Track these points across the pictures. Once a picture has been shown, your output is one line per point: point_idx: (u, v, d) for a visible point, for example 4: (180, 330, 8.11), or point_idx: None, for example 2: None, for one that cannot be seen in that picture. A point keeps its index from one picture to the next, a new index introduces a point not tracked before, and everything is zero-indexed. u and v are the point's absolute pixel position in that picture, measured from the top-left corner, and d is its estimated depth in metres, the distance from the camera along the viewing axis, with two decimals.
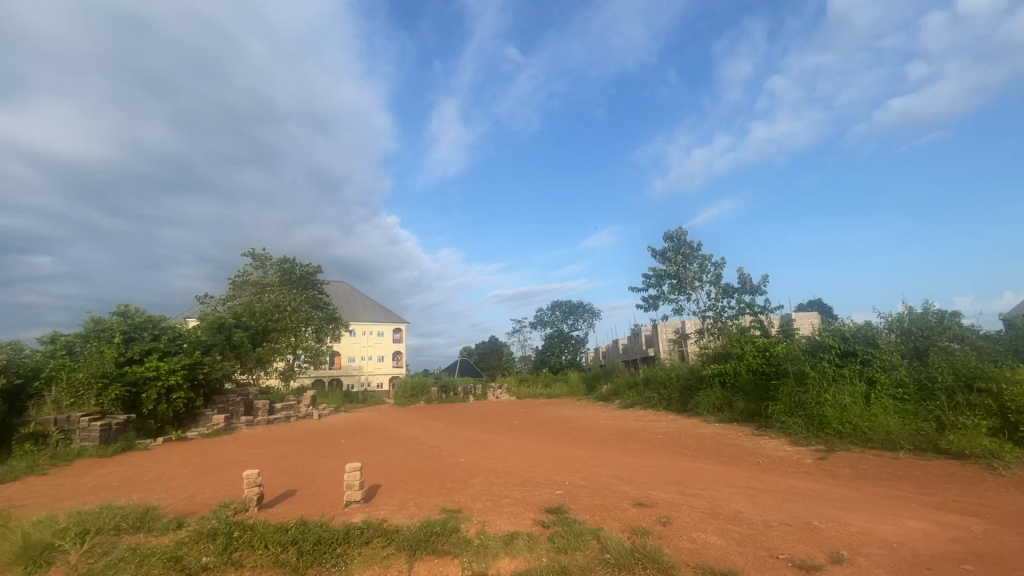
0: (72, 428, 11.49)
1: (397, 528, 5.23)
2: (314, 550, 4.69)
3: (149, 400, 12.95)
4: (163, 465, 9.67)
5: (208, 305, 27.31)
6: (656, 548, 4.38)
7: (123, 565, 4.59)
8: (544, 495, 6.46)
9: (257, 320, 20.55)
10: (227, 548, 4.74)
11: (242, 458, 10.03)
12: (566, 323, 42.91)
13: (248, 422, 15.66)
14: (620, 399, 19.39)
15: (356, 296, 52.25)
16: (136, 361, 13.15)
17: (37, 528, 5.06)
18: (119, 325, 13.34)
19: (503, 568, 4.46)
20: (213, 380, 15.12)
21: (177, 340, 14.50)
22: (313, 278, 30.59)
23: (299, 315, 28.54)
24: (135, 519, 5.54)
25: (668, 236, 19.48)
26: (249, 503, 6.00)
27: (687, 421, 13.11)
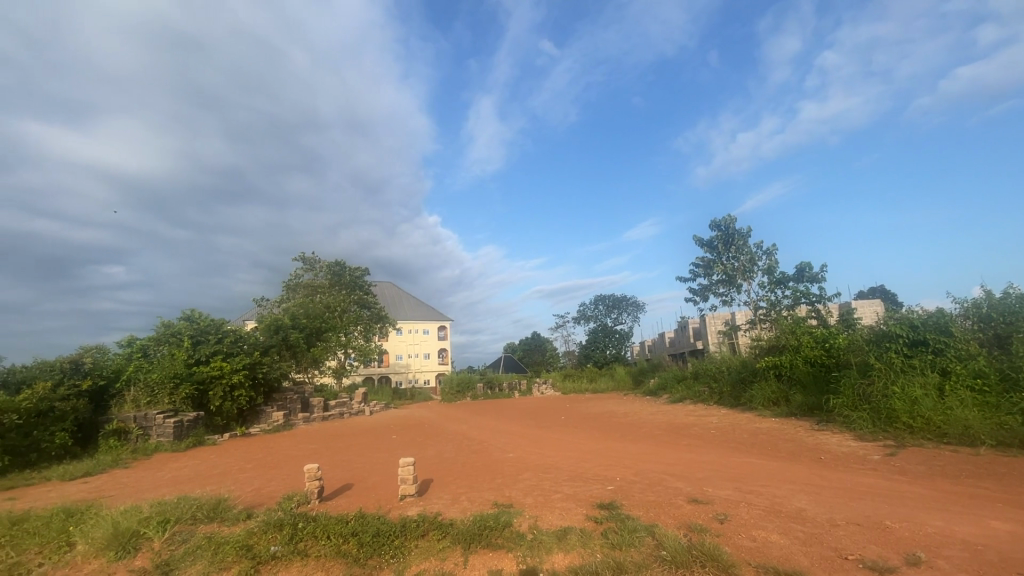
0: (149, 424, 12.38)
1: (451, 521, 5.33)
2: (373, 541, 4.86)
3: (215, 398, 13.76)
4: (230, 459, 10.27)
5: (264, 308, 28.70)
6: (714, 546, 4.26)
7: (202, 553, 4.93)
8: (596, 490, 6.42)
9: (311, 322, 21.41)
10: (293, 538, 4.98)
11: (302, 453, 10.52)
12: (610, 317, 42.33)
13: (305, 419, 16.37)
14: (668, 392, 18.97)
15: (402, 295, 53.51)
16: (203, 362, 13.98)
17: (124, 516, 5.49)
18: (187, 330, 14.23)
19: (557, 563, 4.47)
20: (273, 378, 15.85)
21: (238, 341, 15.29)
22: (362, 280, 31.55)
23: (348, 315, 29.52)
24: (209, 509, 5.91)
25: (716, 225, 18.80)
26: (310, 496, 6.28)
27: (740, 416, 12.67)
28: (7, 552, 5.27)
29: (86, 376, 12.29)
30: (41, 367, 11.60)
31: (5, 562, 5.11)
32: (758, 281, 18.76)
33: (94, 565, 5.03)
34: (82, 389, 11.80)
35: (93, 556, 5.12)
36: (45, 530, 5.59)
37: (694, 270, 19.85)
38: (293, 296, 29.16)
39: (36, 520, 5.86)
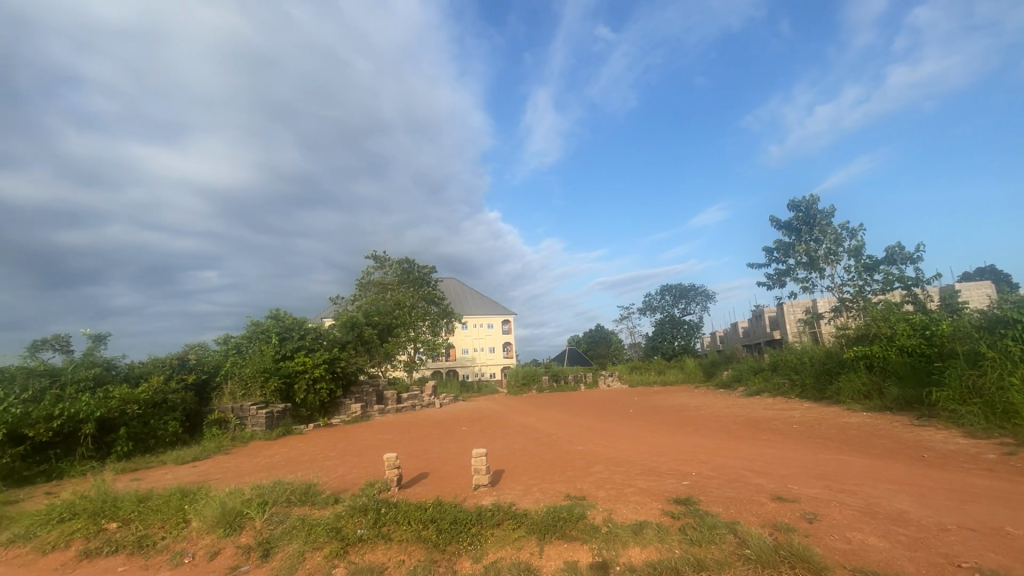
0: (244, 415, 13.53)
1: (526, 512, 5.40)
2: (451, 528, 5.04)
3: (300, 390, 14.80)
4: (316, 448, 11.02)
5: (340, 306, 30.40)
6: (804, 547, 4.02)
7: (297, 533, 5.34)
8: (670, 485, 6.25)
9: (383, 318, 22.46)
10: (377, 522, 5.27)
11: (380, 442, 11.09)
12: (677, 307, 40.88)
13: (380, 411, 17.23)
14: (743, 385, 18.07)
15: (466, 291, 54.65)
16: (289, 357, 15.07)
17: (229, 497, 6.05)
18: (274, 328, 15.38)
19: (634, 557, 4.41)
20: (350, 372, 16.78)
21: (318, 338, 16.35)
22: (428, 277, 32.65)
23: (417, 311, 30.63)
24: (301, 493, 6.38)
25: (794, 205, 17.59)
26: (390, 483, 6.62)
27: (826, 410, 11.83)
28: (137, 526, 5.99)
29: (191, 371, 13.65)
30: (155, 363, 13.02)
31: (135, 535, 5.81)
32: (843, 265, 17.36)
33: (206, 540, 5.59)
34: (188, 383, 13.10)
35: (206, 532, 5.69)
36: (164, 507, 6.28)
37: (770, 255, 18.69)
38: (366, 294, 30.64)
39: (157, 499, 6.60)
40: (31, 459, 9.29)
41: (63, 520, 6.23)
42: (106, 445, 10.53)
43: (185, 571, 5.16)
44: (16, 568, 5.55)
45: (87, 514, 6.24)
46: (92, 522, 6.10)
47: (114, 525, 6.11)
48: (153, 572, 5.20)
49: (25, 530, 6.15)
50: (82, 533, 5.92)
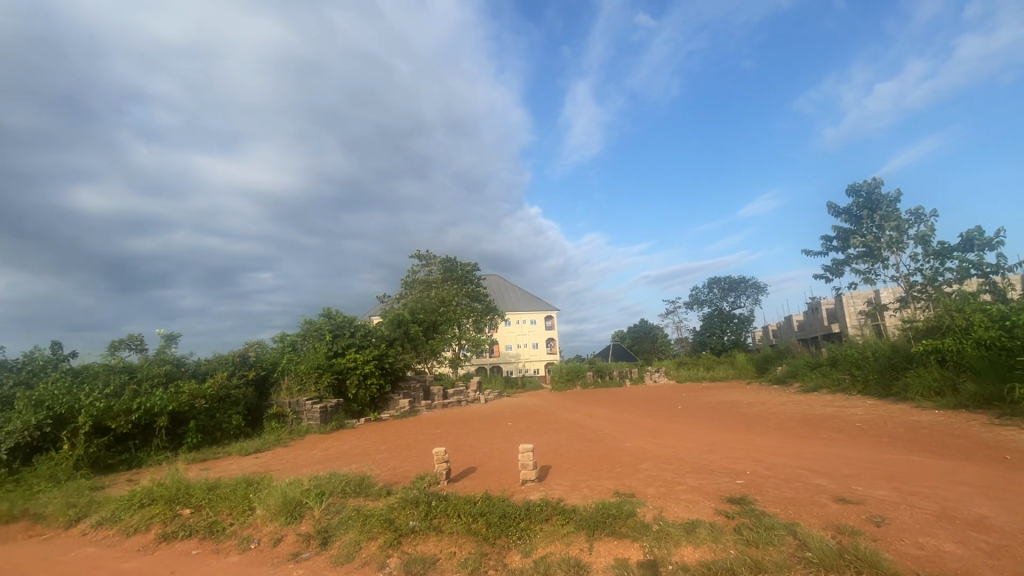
0: (300, 409, 14.17)
1: (574, 507, 5.39)
2: (500, 522, 5.09)
3: (352, 386, 15.34)
4: (367, 441, 11.40)
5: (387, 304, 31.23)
6: (872, 551, 3.82)
7: (353, 523, 5.56)
8: (723, 484, 6.07)
9: (429, 315, 22.92)
10: (429, 514, 5.40)
11: (428, 437, 11.35)
12: (726, 301, 39.49)
13: (427, 406, 17.63)
14: (799, 381, 17.27)
15: (508, 287, 54.85)
16: (340, 354, 15.66)
17: (289, 487, 6.36)
18: (326, 325, 16.01)
19: (687, 557, 4.32)
20: (399, 368, 17.24)
21: (367, 335, 16.90)
22: (471, 274, 33.05)
23: (461, 308, 31.04)
24: (355, 485, 6.63)
25: (854, 190, 16.60)
26: (440, 477, 6.76)
27: (892, 407, 11.14)
28: (207, 512, 6.41)
29: (251, 367, 14.46)
30: (219, 360, 13.83)
31: (206, 520, 6.21)
32: (910, 252, 16.23)
33: (270, 528, 5.91)
34: (249, 378, 13.85)
35: (270, 519, 6.01)
36: (231, 495, 6.67)
37: (827, 244, 17.74)
38: (411, 292, 31.30)
39: (224, 488, 7.02)
40: (113, 448, 10.09)
41: (143, 506, 6.74)
42: (177, 437, 11.29)
43: (251, 556, 5.47)
44: (104, 549, 6.06)
45: (163, 500, 6.72)
46: (168, 508, 6.56)
47: (188, 511, 6.55)
48: (223, 556, 5.54)
49: (110, 514, 6.70)
50: (160, 518, 6.39)
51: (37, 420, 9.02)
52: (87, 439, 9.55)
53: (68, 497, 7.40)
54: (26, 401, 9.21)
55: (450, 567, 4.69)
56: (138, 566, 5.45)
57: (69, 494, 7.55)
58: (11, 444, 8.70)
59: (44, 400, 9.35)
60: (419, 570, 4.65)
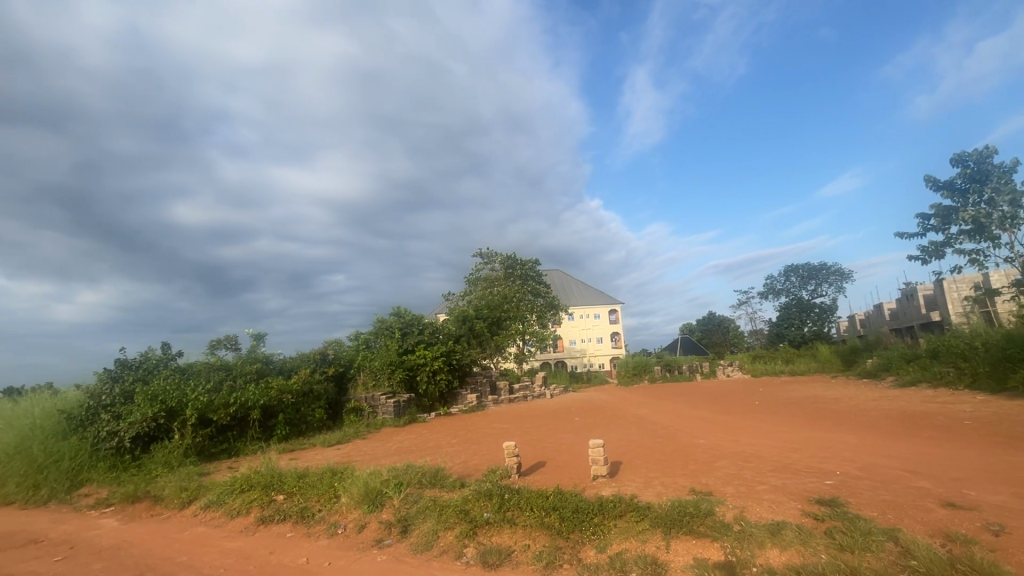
0: (376, 403, 14.90)
1: (649, 504, 5.29)
2: (573, 517, 5.10)
3: (422, 382, 15.90)
4: (439, 435, 11.79)
5: (452, 302, 32.05)
6: (989, 563, 3.46)
7: (430, 513, 5.79)
8: (811, 484, 5.70)
9: (493, 312, 23.29)
10: (502, 507, 5.51)
11: (496, 431, 11.57)
12: (805, 289, 36.97)
13: (494, 401, 17.94)
14: (893, 375, 15.85)
15: (570, 282, 54.46)
16: (410, 351, 16.31)
17: (370, 477, 6.72)
18: (396, 324, 16.72)
19: (773, 559, 4.13)
20: (466, 364, 17.66)
21: (435, 332, 17.46)
22: (533, 270, 33.15)
23: (524, 304, 31.23)
24: (431, 476, 6.88)
25: (959, 161, 14.93)
26: (511, 470, 6.88)
27: (1007, 404, 9.94)
28: (299, 499, 6.91)
29: (330, 364, 15.39)
30: (302, 358, 14.83)
31: (298, 506, 6.71)
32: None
33: (354, 515, 6.28)
34: (329, 375, 14.78)
35: (354, 507, 6.38)
36: (319, 483, 7.15)
37: (925, 223, 16.12)
38: (475, 289, 31.88)
39: (313, 476, 7.54)
40: (216, 438, 11.13)
41: (244, 490, 7.38)
42: (269, 429, 12.26)
43: (339, 540, 5.85)
44: (213, 529, 6.72)
45: (260, 486, 7.32)
46: (265, 493, 7.15)
47: (281, 497, 7.10)
48: (314, 539, 5.97)
49: (216, 497, 7.40)
50: (258, 503, 6.98)
51: (153, 413, 10.13)
52: (194, 429, 10.59)
53: (181, 481, 8.25)
54: (144, 395, 10.34)
55: (525, 559, 4.76)
56: (241, 545, 6.00)
57: (181, 478, 8.42)
58: (133, 433, 9.83)
59: (157, 395, 10.47)
60: (496, 560, 4.76)
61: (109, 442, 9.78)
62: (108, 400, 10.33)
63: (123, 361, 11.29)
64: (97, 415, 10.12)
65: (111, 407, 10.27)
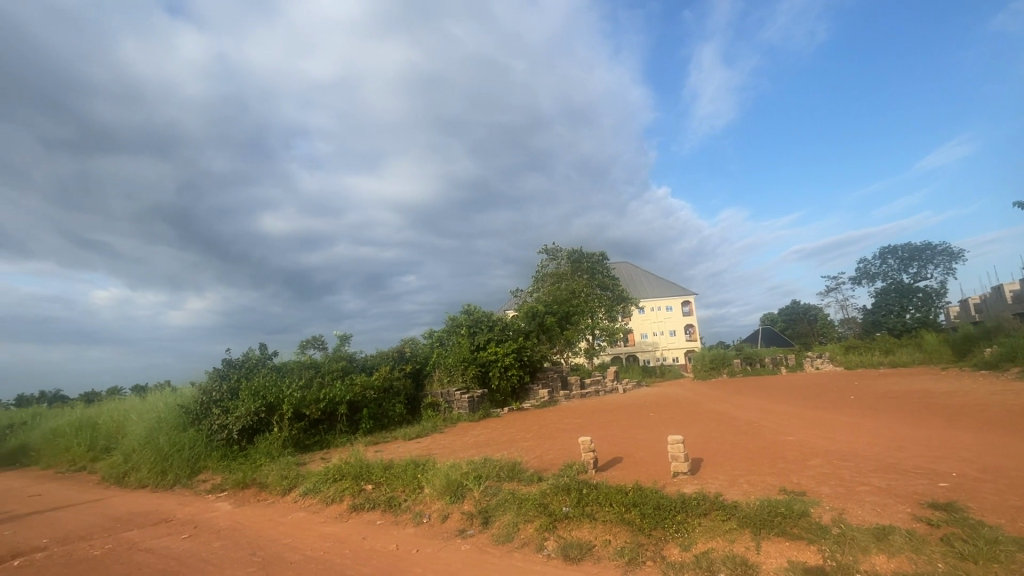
0: (451, 398, 15.41)
1: (735, 503, 5.08)
2: (655, 513, 5.02)
3: (495, 377, 16.22)
4: (513, 429, 12.00)
5: (520, 298, 32.33)
6: None
7: (510, 505, 5.92)
8: (921, 486, 5.20)
9: (561, 307, 23.24)
10: (580, 502, 5.52)
11: (570, 426, 11.58)
12: (906, 272, 33.55)
13: (566, 396, 17.91)
14: (1019, 366, 14.00)
15: (639, 274, 53.01)
16: (482, 347, 16.66)
17: (450, 469, 6.98)
18: (467, 321, 17.12)
19: (880, 566, 3.82)
20: (536, 359, 17.75)
21: (504, 328, 17.69)
22: (599, 263, 32.67)
23: (592, 298, 30.88)
24: (508, 470, 7.02)
25: None
26: (588, 465, 6.86)
27: None
28: (386, 488, 7.32)
29: (408, 361, 16.07)
30: (381, 356, 15.63)
31: (385, 495, 7.11)
32: None
33: (437, 505, 6.56)
34: (406, 371, 15.46)
35: (437, 498, 6.66)
36: (404, 474, 7.52)
37: None
38: (542, 285, 31.94)
39: (397, 467, 7.93)
40: (309, 431, 12.05)
41: (336, 479, 7.94)
42: (355, 423, 13.07)
43: (424, 529, 6.14)
44: (311, 515, 7.29)
45: (351, 476, 7.82)
46: (355, 482, 7.64)
47: (370, 486, 7.56)
48: (402, 527, 6.30)
49: (313, 485, 8.02)
50: (350, 491, 7.48)
51: (255, 408, 11.13)
52: (290, 423, 11.54)
53: (281, 469, 9.03)
54: (247, 392, 11.39)
55: (607, 554, 4.75)
56: (337, 530, 6.46)
57: (282, 467, 9.22)
58: (240, 426, 10.88)
59: (258, 391, 11.50)
60: (578, 555, 4.79)
61: (220, 434, 10.89)
62: (218, 396, 11.47)
63: (228, 360, 12.45)
64: (209, 409, 11.28)
65: (220, 402, 11.39)
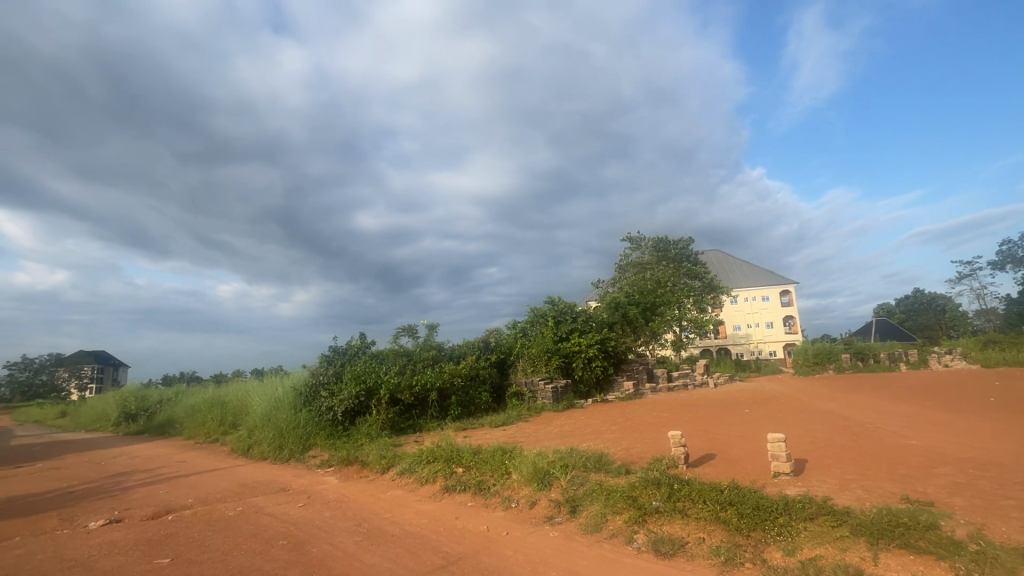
0: (535, 388, 15.58)
1: (848, 509, 4.69)
2: (754, 514, 4.76)
3: (579, 368, 16.19)
4: (598, 421, 11.92)
5: (602, 288, 31.84)
6: None
7: (597, 496, 5.91)
8: None
9: (646, 297, 22.58)
10: (671, 497, 5.38)
11: (658, 420, 11.26)
12: None
13: (652, 389, 17.41)
14: None
15: (732, 261, 49.80)
16: (565, 338, 16.67)
17: (537, 457, 7.10)
18: (550, 312, 17.20)
19: None
20: (621, 351, 17.43)
21: (588, 320, 17.56)
22: (686, 251, 31.20)
23: (679, 288, 29.65)
24: (595, 461, 7.00)
25: None
26: (678, 461, 6.65)
27: None
28: (476, 472, 7.63)
29: (493, 351, 16.47)
30: (468, 345, 16.18)
31: (475, 479, 7.41)
32: None
33: (525, 491, 6.70)
34: (492, 361, 15.85)
35: (524, 484, 6.82)
36: (491, 459, 7.78)
37: None
38: (625, 275, 31.15)
39: (486, 452, 8.22)
40: (404, 415, 12.82)
41: (429, 461, 8.39)
42: (444, 409, 13.69)
43: (513, 513, 6.32)
44: (408, 492, 7.79)
45: (442, 459, 8.22)
46: (447, 465, 8.02)
47: (461, 469, 7.91)
48: (491, 510, 6.53)
49: (409, 465, 8.54)
50: (442, 473, 7.88)
51: (356, 392, 12.04)
52: (387, 406, 12.36)
53: (380, 450, 9.73)
54: (349, 377, 12.36)
55: (701, 553, 4.59)
56: (431, 509, 6.84)
57: (380, 448, 9.93)
58: (344, 408, 11.87)
59: (359, 376, 12.45)
60: (669, 550, 4.67)
61: (327, 415, 11.95)
62: (324, 380, 12.58)
63: (334, 348, 13.57)
64: (317, 392, 12.40)
65: (327, 386, 12.50)
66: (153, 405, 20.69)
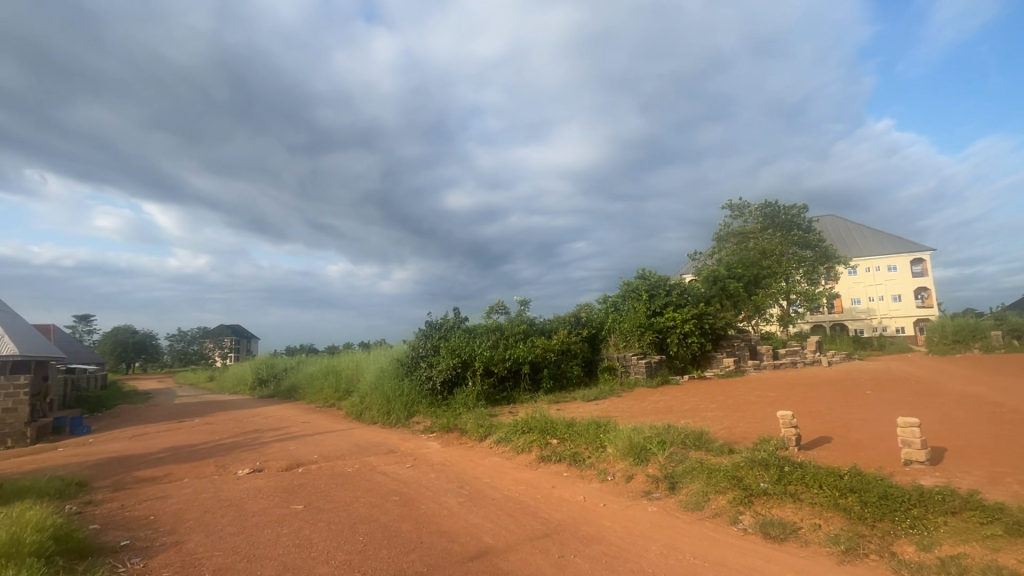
0: (628, 363, 15.31)
1: (1000, 504, 4.12)
2: (881, 504, 4.34)
3: (674, 344, 15.62)
4: (695, 398, 11.49)
5: (699, 261, 30.11)
6: None
7: (697, 474, 5.74)
8: None
9: (749, 270, 21.04)
10: (782, 479, 5.06)
11: (763, 399, 10.57)
12: None
13: (755, 366, 16.34)
14: None
15: (851, 227, 44.36)
16: (659, 313, 16.12)
17: (633, 432, 7.03)
18: (643, 285, 16.68)
19: None
20: (720, 327, 16.51)
21: (683, 294, 16.83)
22: (796, 217, 28.37)
23: (787, 258, 27.19)
24: (694, 438, 6.77)
25: None
26: (788, 442, 6.23)
27: None
28: (570, 444, 7.74)
29: (583, 326, 16.36)
30: (559, 320, 16.23)
31: (570, 450, 7.52)
32: None
33: (621, 465, 6.70)
34: (583, 335, 15.77)
35: (620, 458, 6.81)
36: (586, 432, 7.82)
37: None
38: (725, 246, 29.15)
39: (580, 425, 8.26)
40: (498, 387, 13.27)
41: (525, 431, 8.64)
42: (537, 381, 13.98)
43: (609, 486, 6.34)
44: (505, 460, 8.11)
45: (538, 430, 8.42)
46: (542, 436, 8.21)
47: (555, 441, 8.06)
48: (587, 481, 6.61)
49: (505, 435, 8.88)
50: (537, 444, 8.08)
51: (453, 363, 12.67)
52: (482, 378, 12.88)
53: (477, 419, 10.21)
54: (446, 350, 13.03)
55: (817, 539, 4.29)
56: (529, 476, 7.08)
57: (477, 417, 10.41)
58: (442, 378, 12.54)
59: (455, 350, 13.05)
60: (779, 534, 4.42)
61: (427, 384, 12.72)
62: (424, 352, 13.35)
63: (431, 323, 14.30)
64: (417, 363, 13.20)
65: (426, 357, 13.26)
66: (280, 372, 23.47)
